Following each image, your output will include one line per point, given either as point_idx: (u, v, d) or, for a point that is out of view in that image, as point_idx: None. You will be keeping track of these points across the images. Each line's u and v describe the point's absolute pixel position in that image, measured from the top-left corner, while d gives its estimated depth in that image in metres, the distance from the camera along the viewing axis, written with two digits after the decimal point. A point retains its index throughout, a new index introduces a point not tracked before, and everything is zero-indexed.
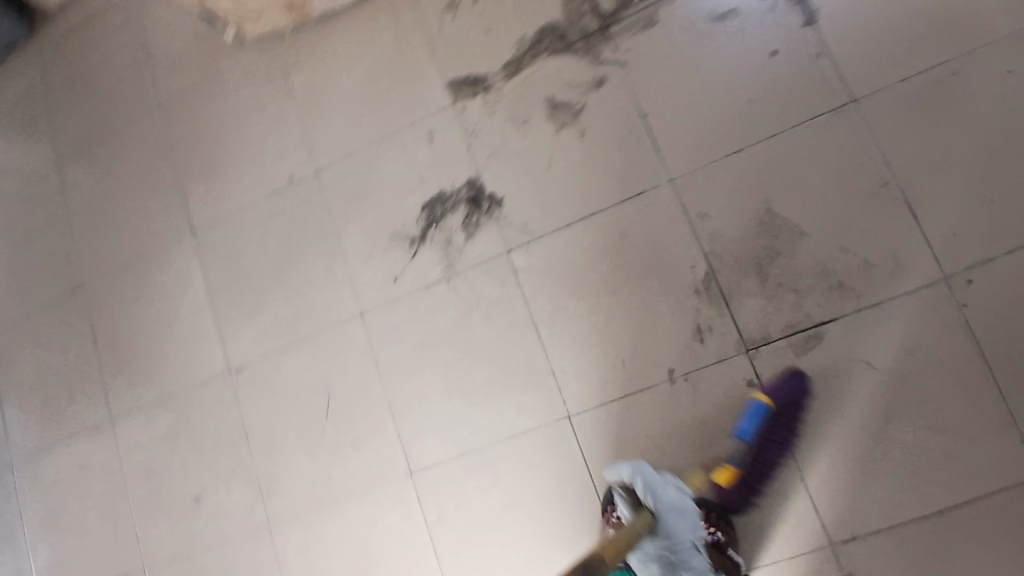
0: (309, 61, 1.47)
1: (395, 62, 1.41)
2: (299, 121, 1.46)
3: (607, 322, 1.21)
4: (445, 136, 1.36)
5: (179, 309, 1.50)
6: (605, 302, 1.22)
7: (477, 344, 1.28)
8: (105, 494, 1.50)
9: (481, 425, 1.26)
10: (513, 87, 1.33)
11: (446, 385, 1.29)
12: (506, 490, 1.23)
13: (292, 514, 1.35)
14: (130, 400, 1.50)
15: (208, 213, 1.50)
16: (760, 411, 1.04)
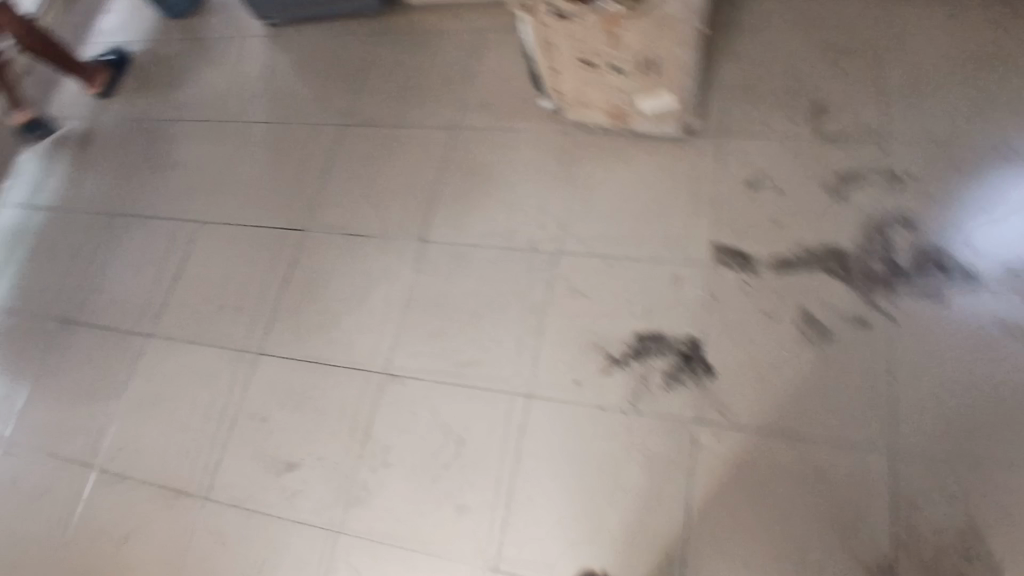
0: (601, 158, 1.55)
1: (677, 200, 1.46)
2: (566, 200, 1.52)
3: (763, 544, 1.16)
4: (690, 286, 1.37)
5: (369, 294, 1.54)
6: (770, 523, 1.17)
7: (623, 487, 1.24)
8: (208, 412, 1.51)
9: (588, 564, 1.21)
10: (775, 281, 1.34)
11: (574, 507, 1.25)
12: None
13: (363, 535, 1.32)
14: (282, 346, 1.53)
15: (445, 231, 1.57)
16: None
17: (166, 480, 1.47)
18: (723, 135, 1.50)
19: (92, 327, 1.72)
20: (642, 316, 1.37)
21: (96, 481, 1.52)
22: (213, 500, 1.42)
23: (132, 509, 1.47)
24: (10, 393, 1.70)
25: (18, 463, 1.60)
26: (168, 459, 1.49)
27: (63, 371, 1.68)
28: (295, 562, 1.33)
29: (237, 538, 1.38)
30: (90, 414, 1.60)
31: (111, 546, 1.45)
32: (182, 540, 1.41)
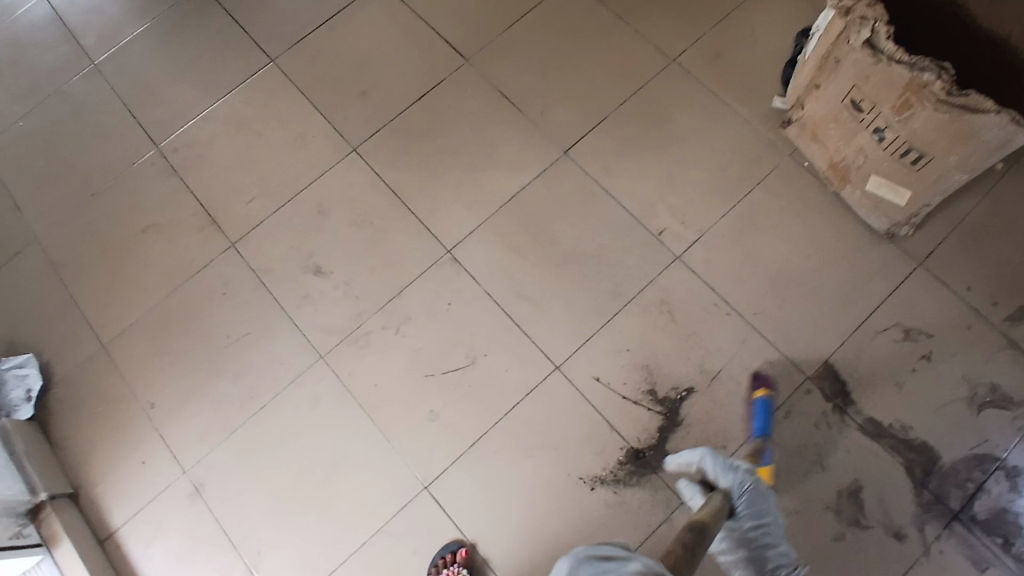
0: (786, 202, 1.35)
1: (824, 299, 1.29)
2: (721, 217, 1.35)
3: None
4: (770, 384, 1.24)
5: (484, 171, 1.42)
6: None
7: (566, 505, 1.20)
8: (280, 171, 1.46)
9: (491, 532, 1.19)
10: (851, 438, 1.20)
11: (511, 480, 1.22)
12: None
13: (338, 375, 1.30)
14: (381, 162, 1.44)
15: (592, 161, 1.41)
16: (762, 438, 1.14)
17: (211, 206, 1.44)
18: (919, 266, 1.29)
19: (226, 13, 1.60)
20: (706, 378, 1.26)
21: (151, 160, 1.49)
22: (236, 253, 1.40)
23: (166, 205, 1.45)
24: (127, 24, 1.62)
25: (94, 93, 1.56)
26: (221, 187, 1.46)
27: (180, 37, 1.59)
28: (272, 357, 1.33)
29: (238, 301, 1.37)
30: (180, 95, 1.54)
31: (131, 226, 1.44)
32: (193, 268, 1.40)
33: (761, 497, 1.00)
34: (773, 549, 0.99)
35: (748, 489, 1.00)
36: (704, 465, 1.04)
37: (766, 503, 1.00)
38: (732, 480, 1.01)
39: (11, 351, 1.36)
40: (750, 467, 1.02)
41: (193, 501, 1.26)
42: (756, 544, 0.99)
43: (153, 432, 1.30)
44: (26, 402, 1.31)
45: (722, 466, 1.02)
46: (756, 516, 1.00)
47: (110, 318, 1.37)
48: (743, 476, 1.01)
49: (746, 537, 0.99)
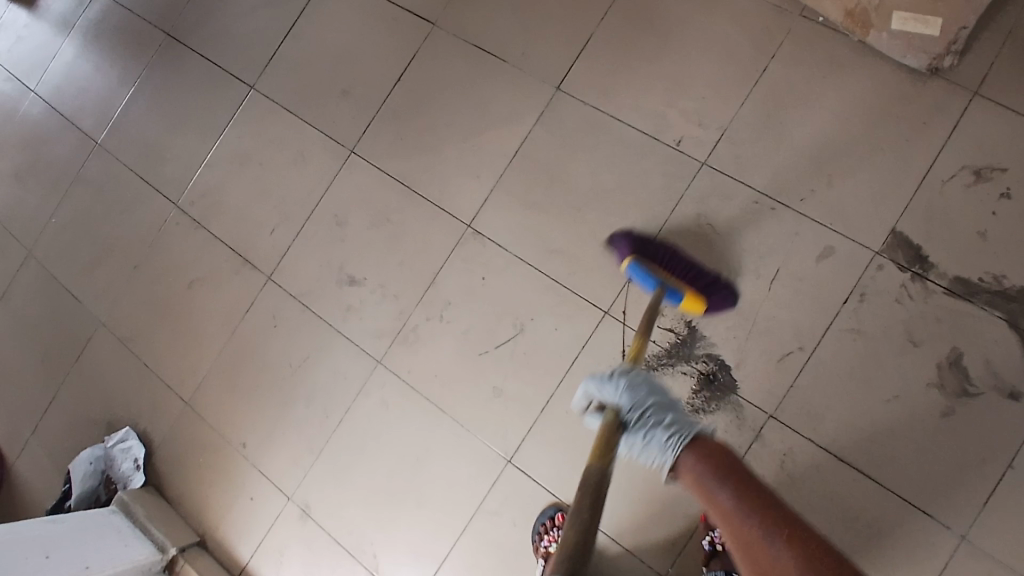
0: (810, 68, 1.21)
1: (875, 164, 1.16)
2: (740, 107, 1.23)
3: None
4: (836, 271, 1.14)
5: (482, 133, 1.36)
6: None
7: None
8: (289, 193, 1.45)
9: None
10: (941, 305, 1.09)
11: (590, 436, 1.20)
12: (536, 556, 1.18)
13: (398, 376, 1.30)
14: (380, 156, 1.41)
15: (589, 89, 1.31)
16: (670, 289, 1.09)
17: (237, 246, 1.46)
18: (977, 96, 1.14)
19: (199, 54, 1.60)
20: (765, 282, 1.17)
21: (175, 219, 1.53)
22: (273, 285, 1.42)
23: (198, 258, 1.49)
24: (118, 97, 1.65)
25: (109, 170, 1.62)
26: (241, 225, 1.47)
27: (167, 93, 1.61)
28: (332, 374, 1.34)
29: (287, 329, 1.39)
30: (181, 149, 1.57)
31: (175, 286, 1.49)
32: (240, 309, 1.43)
33: (639, 389, 0.93)
34: (664, 424, 0.88)
35: (625, 391, 0.93)
36: (589, 392, 0.99)
37: (650, 389, 0.93)
38: (610, 390, 0.94)
39: (115, 429, 1.47)
40: (621, 367, 0.96)
41: (305, 522, 1.32)
42: (648, 430, 0.89)
43: (252, 468, 1.36)
44: (136, 470, 1.44)
45: (597, 380, 0.97)
46: (639, 406, 0.91)
47: (185, 376, 1.44)
48: (618, 381, 0.94)
49: (635, 431, 0.90)
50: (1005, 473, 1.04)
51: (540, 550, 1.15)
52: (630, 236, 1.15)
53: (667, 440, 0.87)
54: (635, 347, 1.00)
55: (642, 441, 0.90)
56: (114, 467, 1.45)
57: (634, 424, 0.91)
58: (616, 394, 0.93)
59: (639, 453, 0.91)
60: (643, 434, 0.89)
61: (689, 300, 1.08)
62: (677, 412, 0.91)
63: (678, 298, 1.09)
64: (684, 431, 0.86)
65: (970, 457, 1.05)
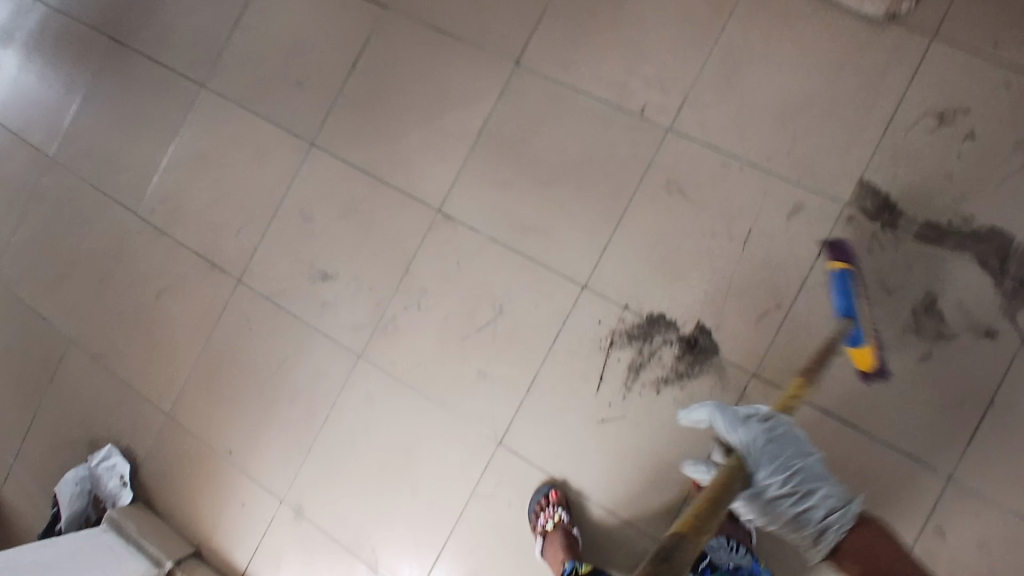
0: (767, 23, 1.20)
1: (840, 115, 1.16)
2: (701, 68, 1.22)
3: None
4: (807, 226, 1.14)
5: (444, 114, 1.33)
6: None
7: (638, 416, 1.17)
8: (251, 192, 1.41)
9: (575, 465, 1.19)
10: (913, 251, 1.10)
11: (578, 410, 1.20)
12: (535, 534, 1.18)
13: (382, 368, 1.29)
14: (341, 146, 1.38)
15: (549, 62, 1.29)
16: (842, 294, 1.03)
17: (204, 251, 1.43)
18: (934, 38, 1.13)
19: (145, 56, 1.55)
20: (739, 243, 1.17)
21: (137, 228, 1.48)
22: (245, 287, 1.39)
23: (165, 266, 1.45)
24: (66, 107, 1.60)
25: (62, 184, 1.56)
26: (205, 230, 1.43)
27: (116, 99, 1.56)
28: (314, 372, 1.32)
29: (264, 330, 1.36)
30: (135, 156, 1.52)
31: (144, 297, 1.46)
32: (214, 314, 1.40)
33: (785, 443, 0.91)
34: (820, 495, 0.88)
35: (757, 437, 0.92)
36: (714, 424, 0.98)
37: (793, 453, 0.90)
38: (741, 434, 0.93)
39: (97, 447, 1.45)
40: (762, 413, 0.94)
41: (300, 522, 1.30)
42: (796, 498, 0.89)
43: (241, 473, 1.34)
44: (124, 487, 1.41)
45: (729, 420, 0.96)
46: (773, 454, 0.90)
47: (164, 388, 1.42)
48: (755, 427, 0.93)
49: (778, 498, 0.89)
50: (987, 410, 1.05)
51: (538, 528, 1.14)
52: (600, 255, 1.23)
53: (830, 509, 0.88)
54: (795, 385, 0.96)
55: (780, 513, 0.89)
56: (101, 486, 1.42)
57: (779, 483, 0.89)
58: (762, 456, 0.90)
59: (773, 520, 0.90)
60: (793, 498, 0.89)
61: (867, 354, 1.03)
62: (829, 481, 0.91)
63: (861, 345, 1.03)
64: (846, 510, 0.87)
65: (952, 398, 1.07)
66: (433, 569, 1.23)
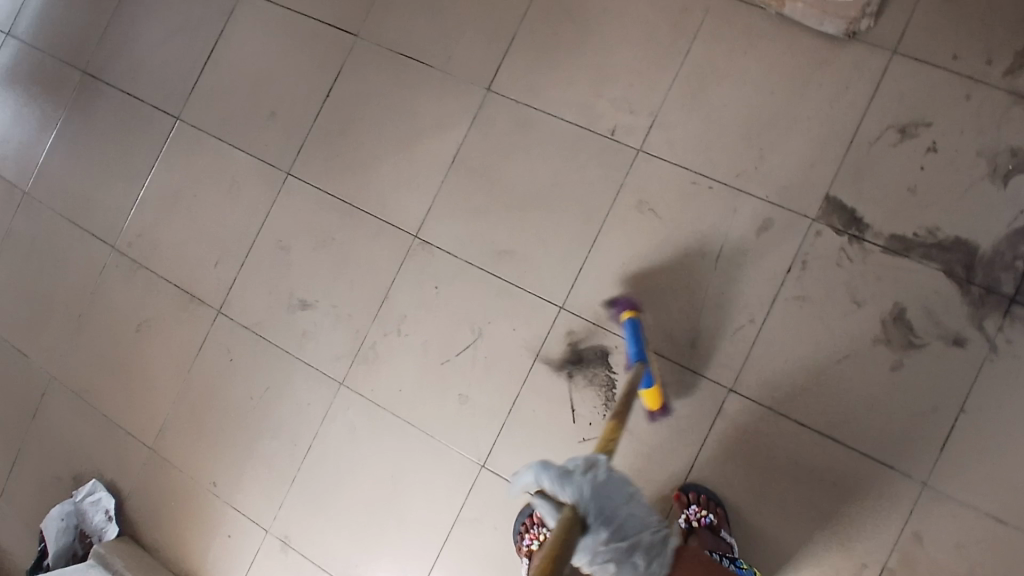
0: (730, 45, 1.22)
1: (803, 132, 1.18)
2: (668, 89, 1.24)
3: (747, 515, 1.13)
4: (778, 241, 1.16)
5: (417, 142, 1.35)
6: (753, 494, 1.13)
7: None
8: (229, 223, 1.43)
9: None
10: (880, 263, 1.12)
11: (558, 432, 1.20)
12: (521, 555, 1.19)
13: (363, 395, 1.30)
14: (316, 176, 1.39)
15: (518, 86, 1.31)
16: (631, 327, 1.11)
17: (182, 284, 1.43)
18: (893, 54, 1.16)
19: (118, 89, 1.55)
20: (710, 260, 1.18)
21: (115, 262, 1.48)
22: (225, 318, 1.40)
23: (144, 300, 1.45)
24: (41, 143, 1.60)
25: (40, 220, 1.57)
26: (184, 262, 1.44)
27: (91, 134, 1.56)
28: (296, 401, 1.33)
29: (245, 361, 1.37)
30: (113, 190, 1.52)
31: (125, 331, 1.46)
32: (194, 347, 1.41)
33: (608, 497, 0.87)
34: (637, 547, 0.87)
35: (592, 487, 0.85)
36: (541, 485, 0.85)
37: (610, 489, 0.88)
38: (573, 492, 0.84)
39: (82, 483, 1.44)
40: (585, 464, 0.88)
41: (287, 552, 1.30)
42: (624, 553, 0.86)
43: (227, 505, 1.34)
44: (109, 521, 1.41)
45: (557, 477, 0.84)
46: (608, 518, 0.86)
47: (146, 422, 1.42)
48: (584, 482, 0.84)
49: (610, 552, 0.85)
50: (959, 418, 1.07)
51: (523, 550, 1.15)
52: (575, 276, 1.24)
53: (646, 560, 0.87)
54: (609, 440, 0.96)
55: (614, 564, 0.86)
56: (86, 520, 1.42)
57: (607, 538, 0.85)
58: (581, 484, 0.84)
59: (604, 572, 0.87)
60: (616, 554, 0.85)
61: (649, 393, 1.07)
62: (643, 527, 0.89)
63: (647, 386, 1.07)
64: (657, 551, 0.88)
65: (924, 407, 1.08)
66: None
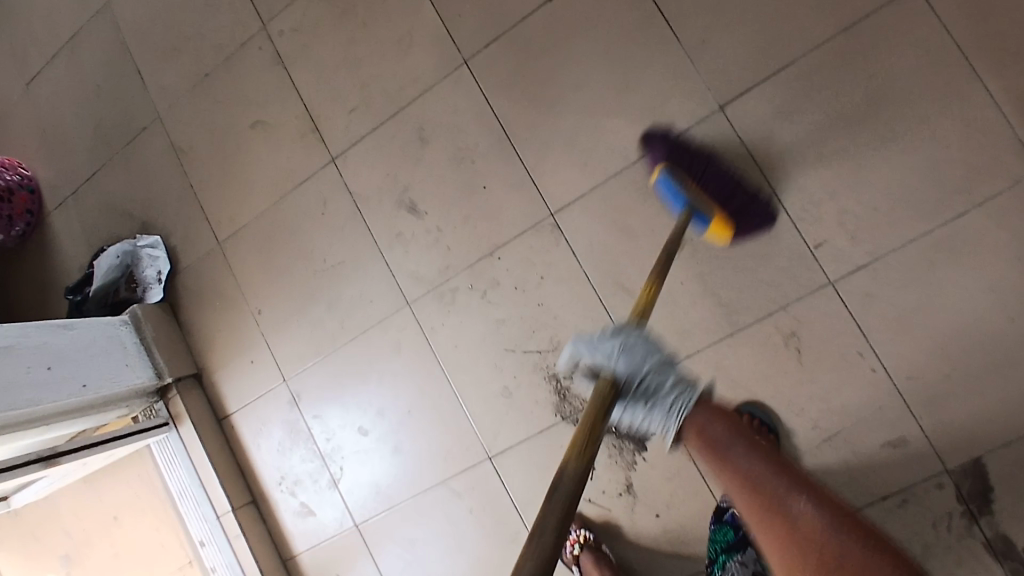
0: (1010, 240, 0.98)
1: (1009, 380, 0.98)
2: (906, 241, 1.02)
3: None
4: (894, 463, 1.03)
5: (613, 119, 1.15)
6: None
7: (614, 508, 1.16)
8: (384, 77, 1.27)
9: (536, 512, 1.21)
10: (973, 551, 1.00)
11: None
12: (474, 541, 1.25)
13: (422, 328, 1.26)
14: (492, 83, 1.20)
15: (755, 129, 1.07)
16: (666, 185, 1.02)
17: (312, 109, 1.32)
18: None
19: None
20: (818, 436, 1.06)
21: (259, 43, 1.35)
22: (336, 170, 1.31)
23: (271, 100, 1.35)
24: None
25: None
26: (322, 87, 1.31)
27: None
28: (361, 292, 1.30)
29: (335, 225, 1.31)
30: None
31: (240, 119, 1.38)
32: (294, 177, 1.34)
33: (632, 352, 0.86)
34: (667, 387, 0.87)
35: (622, 355, 0.85)
36: (577, 356, 0.92)
37: (648, 349, 0.85)
38: (603, 351, 0.87)
39: (148, 231, 1.46)
40: (613, 327, 0.88)
41: (292, 408, 1.37)
42: (650, 398, 0.87)
43: (261, 338, 1.38)
44: (157, 283, 1.44)
45: (588, 344, 0.90)
46: (631, 374, 0.84)
47: (224, 218, 1.40)
48: (609, 342, 0.87)
49: (636, 399, 0.87)
50: None
51: None
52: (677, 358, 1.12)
53: (673, 406, 0.86)
54: (648, 290, 0.91)
55: (641, 410, 0.88)
56: (139, 267, 1.46)
57: (632, 393, 0.86)
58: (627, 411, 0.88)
59: (633, 416, 0.89)
60: (641, 406, 0.87)
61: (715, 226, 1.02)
62: (675, 369, 0.87)
63: (705, 225, 1.02)
64: (686, 392, 0.86)
65: None
66: (381, 513, 1.32)
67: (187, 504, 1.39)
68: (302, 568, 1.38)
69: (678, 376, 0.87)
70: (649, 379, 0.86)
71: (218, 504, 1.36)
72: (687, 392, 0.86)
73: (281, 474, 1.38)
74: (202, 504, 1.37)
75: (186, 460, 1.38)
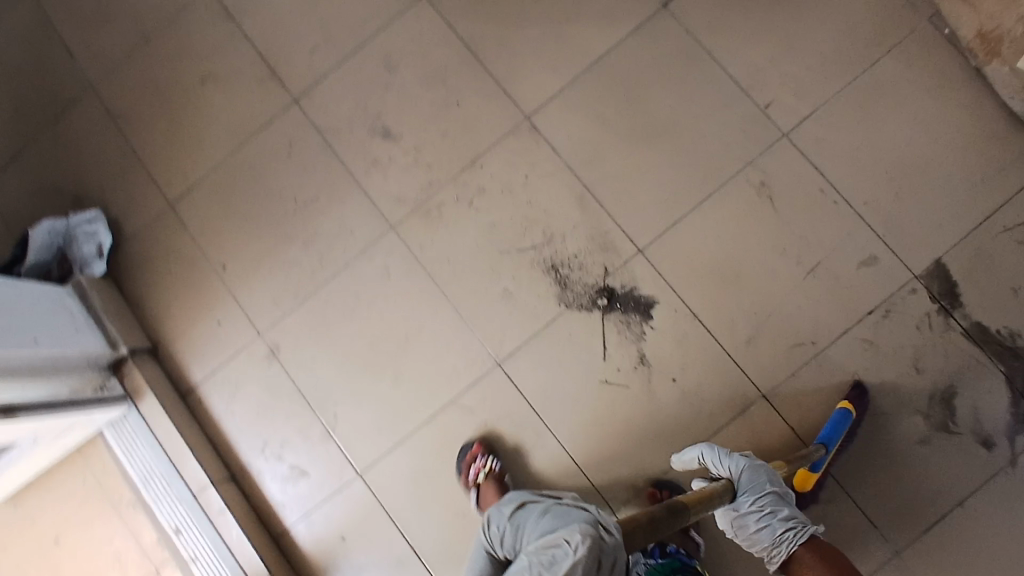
0: (919, 76, 1.17)
1: (946, 190, 1.15)
2: (840, 90, 1.19)
3: None
4: (872, 280, 1.15)
5: (572, 25, 1.25)
6: None
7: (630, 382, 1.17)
8: (344, 17, 1.31)
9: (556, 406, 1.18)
10: (953, 342, 1.12)
11: (579, 361, 1.19)
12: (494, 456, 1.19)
13: (410, 249, 1.25)
14: (453, 9, 1.28)
15: (698, 18, 1.22)
16: None
17: (268, 56, 1.32)
18: None
19: None
20: (803, 270, 1.16)
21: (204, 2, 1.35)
22: (300, 109, 1.30)
23: (222, 53, 1.33)
24: None
25: None
26: (278, 34, 1.32)
27: None
28: (340, 223, 1.27)
29: (304, 164, 1.29)
30: None
31: (187, 76, 1.34)
32: (253, 124, 1.31)
33: (763, 475, 0.91)
34: (782, 515, 0.87)
35: (745, 473, 0.92)
36: (704, 459, 0.98)
37: (772, 476, 0.91)
38: (728, 466, 0.95)
39: (82, 206, 1.35)
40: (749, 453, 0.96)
41: (271, 362, 1.27)
42: (763, 515, 0.88)
43: (230, 293, 1.29)
44: (98, 258, 1.31)
45: (719, 455, 0.97)
46: (756, 492, 0.89)
47: (176, 177, 1.33)
48: (739, 460, 0.94)
49: (751, 510, 0.88)
50: (953, 509, 1.09)
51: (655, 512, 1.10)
52: (666, 226, 1.19)
53: (782, 533, 0.86)
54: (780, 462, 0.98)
55: (753, 522, 0.88)
56: (73, 246, 1.32)
57: (749, 501, 0.89)
58: (528, 537, 0.71)
59: (750, 537, 0.89)
60: (757, 518, 0.88)
61: None
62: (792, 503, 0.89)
63: None
64: (801, 526, 0.86)
65: (927, 484, 1.10)
66: (385, 456, 1.22)
67: (155, 489, 1.22)
68: (297, 542, 1.23)
69: (794, 507, 0.88)
70: (772, 494, 0.89)
71: (196, 481, 1.21)
72: (803, 525, 0.87)
73: (264, 438, 1.26)
74: (175, 485, 1.21)
75: (150, 437, 1.23)
